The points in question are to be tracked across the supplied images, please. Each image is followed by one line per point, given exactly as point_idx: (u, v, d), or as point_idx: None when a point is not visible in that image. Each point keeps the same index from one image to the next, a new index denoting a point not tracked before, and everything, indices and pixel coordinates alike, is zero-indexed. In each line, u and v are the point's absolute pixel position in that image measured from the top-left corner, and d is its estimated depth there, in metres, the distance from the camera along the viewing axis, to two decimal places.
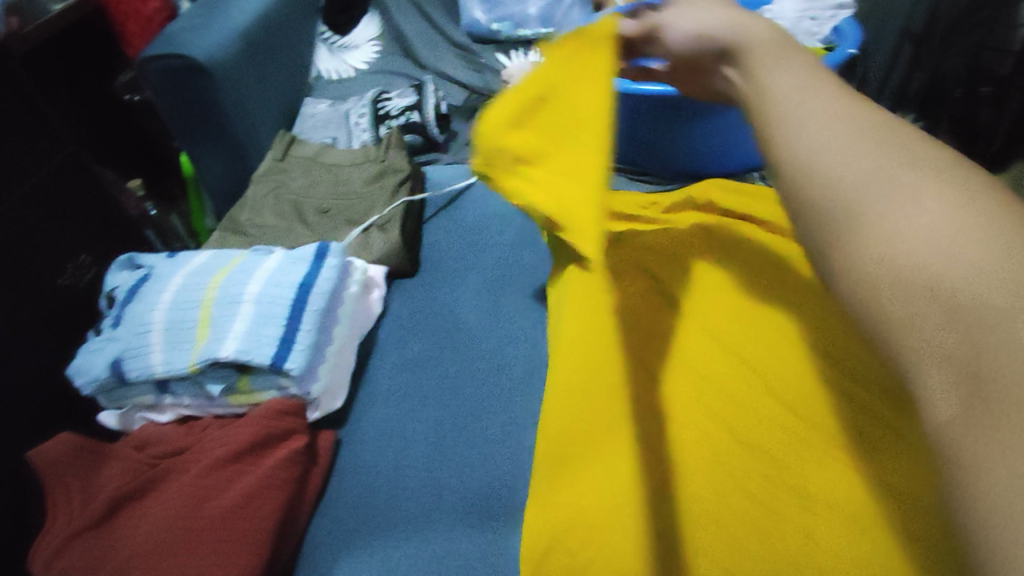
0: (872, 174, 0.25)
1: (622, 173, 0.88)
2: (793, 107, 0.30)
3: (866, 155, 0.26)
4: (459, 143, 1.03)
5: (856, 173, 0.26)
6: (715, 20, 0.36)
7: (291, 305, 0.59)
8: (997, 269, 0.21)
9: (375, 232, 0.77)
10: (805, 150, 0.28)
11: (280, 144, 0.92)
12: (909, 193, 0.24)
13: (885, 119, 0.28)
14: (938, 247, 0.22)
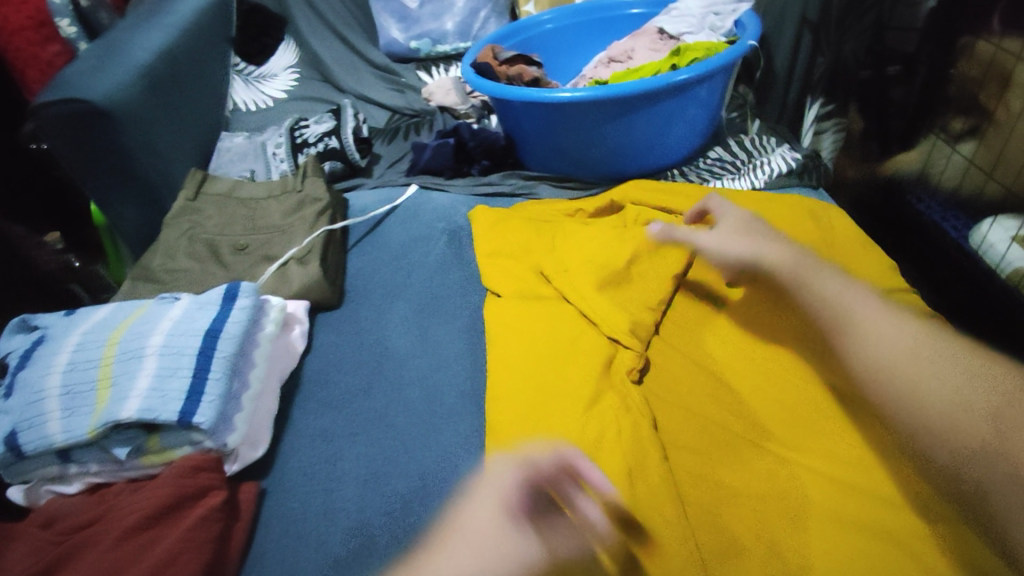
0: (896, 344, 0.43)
1: (546, 181, 0.87)
2: (841, 300, 0.48)
3: (888, 336, 0.45)
4: (382, 165, 1.01)
5: (887, 353, 0.44)
6: (760, 240, 0.58)
7: (198, 353, 0.56)
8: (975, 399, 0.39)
9: (294, 266, 0.74)
10: (864, 321, 0.46)
11: (192, 183, 0.88)
12: (879, 331, 0.45)
13: (880, 310, 0.47)
14: (952, 393, 0.39)
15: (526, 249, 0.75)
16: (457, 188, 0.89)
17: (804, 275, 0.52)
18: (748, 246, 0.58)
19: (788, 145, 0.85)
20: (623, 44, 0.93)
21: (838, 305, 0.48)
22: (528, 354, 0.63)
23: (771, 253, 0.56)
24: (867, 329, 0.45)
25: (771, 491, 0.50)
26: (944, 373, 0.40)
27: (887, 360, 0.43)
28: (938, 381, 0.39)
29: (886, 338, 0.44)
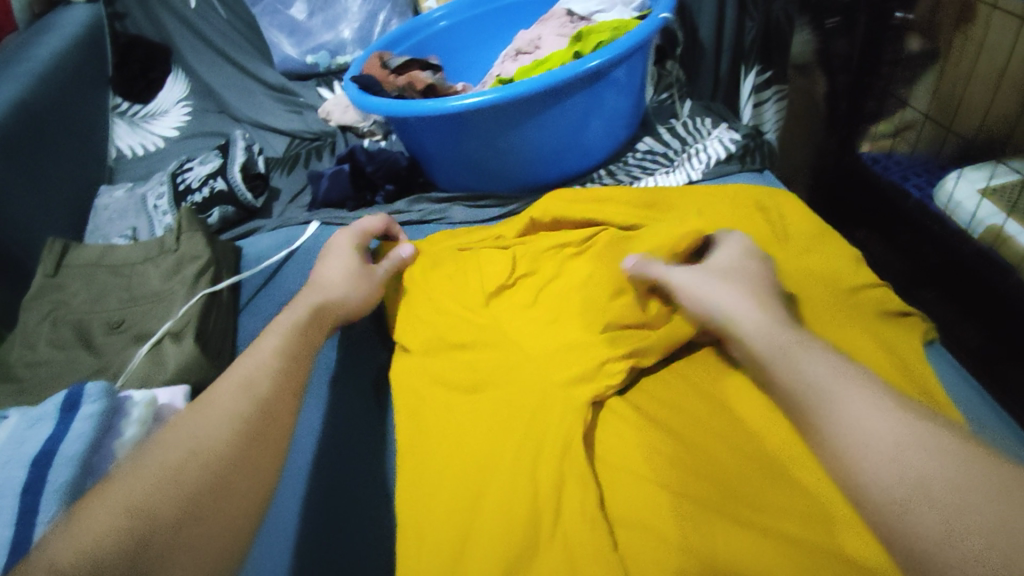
0: (829, 375, 0.35)
1: (460, 201, 0.77)
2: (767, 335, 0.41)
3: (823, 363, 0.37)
4: (282, 202, 0.90)
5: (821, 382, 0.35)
6: (754, 311, 0.44)
7: (20, 491, 0.44)
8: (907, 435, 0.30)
9: (168, 344, 0.63)
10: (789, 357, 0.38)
11: (50, 258, 0.75)
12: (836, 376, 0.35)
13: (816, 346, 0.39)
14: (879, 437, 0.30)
15: (432, 275, 0.65)
16: (360, 221, 0.77)
17: (780, 334, 0.40)
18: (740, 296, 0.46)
19: (724, 125, 0.75)
20: (530, 32, 0.82)
21: (799, 369, 0.37)
22: (454, 424, 0.53)
23: (759, 320, 0.43)
24: (849, 385, 0.34)
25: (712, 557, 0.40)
26: (930, 455, 0.28)
27: (870, 429, 0.31)
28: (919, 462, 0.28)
29: (865, 401, 0.33)
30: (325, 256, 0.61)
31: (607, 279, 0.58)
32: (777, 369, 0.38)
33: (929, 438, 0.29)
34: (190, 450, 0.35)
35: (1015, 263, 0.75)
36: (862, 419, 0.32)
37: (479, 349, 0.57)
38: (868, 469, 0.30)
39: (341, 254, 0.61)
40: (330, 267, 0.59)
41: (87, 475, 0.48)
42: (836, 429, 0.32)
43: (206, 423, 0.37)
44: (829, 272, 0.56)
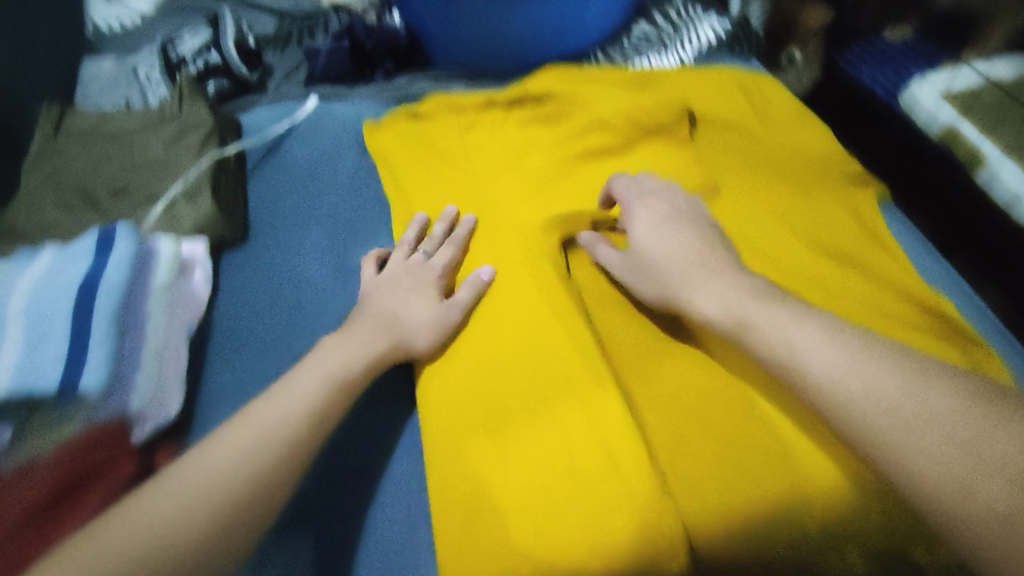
0: (796, 331, 0.42)
1: (458, 79, 0.79)
2: (703, 296, 0.47)
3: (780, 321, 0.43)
4: (277, 79, 0.90)
5: (783, 334, 0.42)
6: (713, 280, 0.48)
7: (69, 313, 0.48)
8: (884, 387, 0.37)
9: (183, 204, 0.65)
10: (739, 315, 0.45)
11: (49, 122, 0.75)
12: (805, 330, 0.41)
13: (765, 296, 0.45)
14: (863, 399, 0.37)
15: (437, 145, 0.70)
16: (363, 96, 0.79)
17: (769, 317, 0.43)
18: (672, 260, 0.50)
19: (715, 14, 0.78)
20: None
21: (794, 356, 0.41)
22: (451, 267, 0.59)
23: (704, 282, 0.48)
24: (820, 351, 0.40)
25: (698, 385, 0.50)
26: (958, 432, 0.34)
27: (867, 397, 0.37)
28: (958, 434, 0.34)
29: (858, 375, 0.38)
30: (385, 284, 0.56)
31: (569, 148, 0.65)
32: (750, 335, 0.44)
33: (902, 386, 0.37)
34: (285, 415, 0.43)
35: (964, 160, 0.86)
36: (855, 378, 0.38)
37: (483, 209, 0.63)
38: (875, 422, 0.36)
39: (412, 290, 0.55)
40: (403, 302, 0.54)
41: (127, 309, 0.52)
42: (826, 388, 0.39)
43: (301, 387, 0.45)
44: (803, 146, 0.62)
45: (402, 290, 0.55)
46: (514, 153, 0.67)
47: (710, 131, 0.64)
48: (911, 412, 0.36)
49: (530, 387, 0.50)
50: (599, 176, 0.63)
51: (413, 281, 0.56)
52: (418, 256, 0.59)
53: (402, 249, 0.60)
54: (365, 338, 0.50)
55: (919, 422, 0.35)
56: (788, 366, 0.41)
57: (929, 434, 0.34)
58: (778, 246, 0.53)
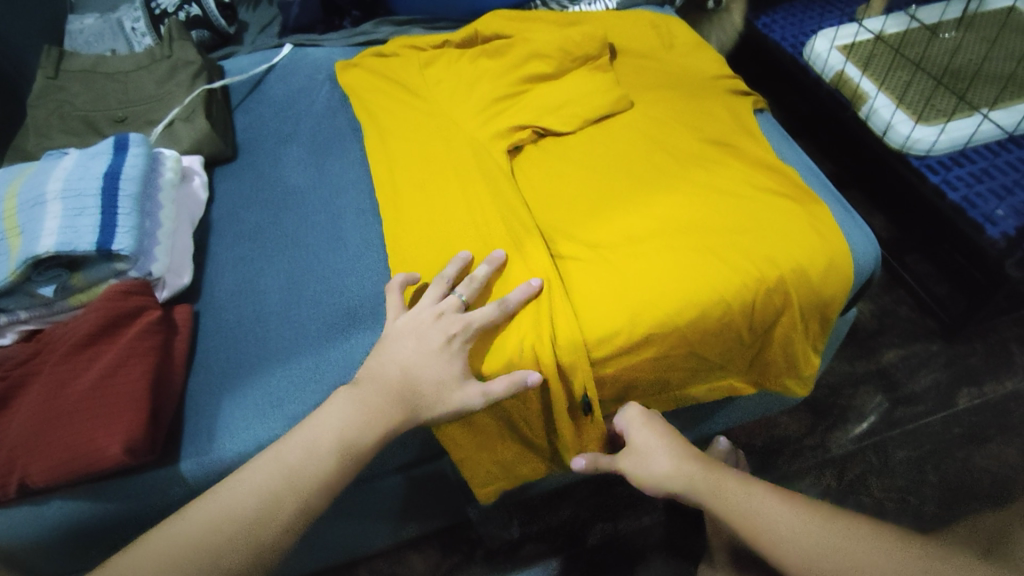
0: (749, 500, 0.53)
1: (417, 24, 0.90)
2: (693, 481, 0.55)
3: (737, 489, 0.54)
4: (253, 32, 1.00)
5: (743, 506, 0.53)
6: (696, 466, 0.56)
7: (102, 193, 0.59)
8: (817, 535, 0.49)
9: (180, 124, 0.75)
10: (716, 487, 0.54)
11: (49, 62, 0.84)
12: (757, 497, 0.53)
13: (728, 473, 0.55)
14: (803, 542, 0.49)
15: (401, 73, 0.81)
16: (333, 42, 0.90)
17: (725, 486, 0.54)
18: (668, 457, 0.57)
19: None
20: None
21: (764, 528, 0.51)
22: (414, 165, 0.71)
23: (701, 476, 0.55)
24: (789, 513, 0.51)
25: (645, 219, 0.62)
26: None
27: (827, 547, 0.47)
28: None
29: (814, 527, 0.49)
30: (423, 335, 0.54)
31: (512, 73, 0.78)
32: (725, 500, 0.53)
33: (829, 530, 0.49)
34: (344, 439, 0.51)
35: (849, 99, 1.03)
36: (798, 530, 0.49)
37: (440, 123, 0.75)
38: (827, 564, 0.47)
39: (441, 351, 0.53)
40: (423, 360, 0.53)
41: (146, 197, 0.63)
42: (778, 540, 0.50)
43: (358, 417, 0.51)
44: (699, 68, 0.76)
45: (427, 347, 0.54)
46: (465, 80, 0.78)
47: (627, 58, 0.78)
48: (847, 551, 0.47)
49: (486, 237, 0.63)
50: (538, 94, 0.75)
51: (439, 341, 0.54)
52: (452, 302, 0.57)
53: (436, 310, 0.56)
54: (379, 405, 0.52)
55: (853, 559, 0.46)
56: (757, 532, 0.51)
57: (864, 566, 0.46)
58: (675, 142, 0.68)
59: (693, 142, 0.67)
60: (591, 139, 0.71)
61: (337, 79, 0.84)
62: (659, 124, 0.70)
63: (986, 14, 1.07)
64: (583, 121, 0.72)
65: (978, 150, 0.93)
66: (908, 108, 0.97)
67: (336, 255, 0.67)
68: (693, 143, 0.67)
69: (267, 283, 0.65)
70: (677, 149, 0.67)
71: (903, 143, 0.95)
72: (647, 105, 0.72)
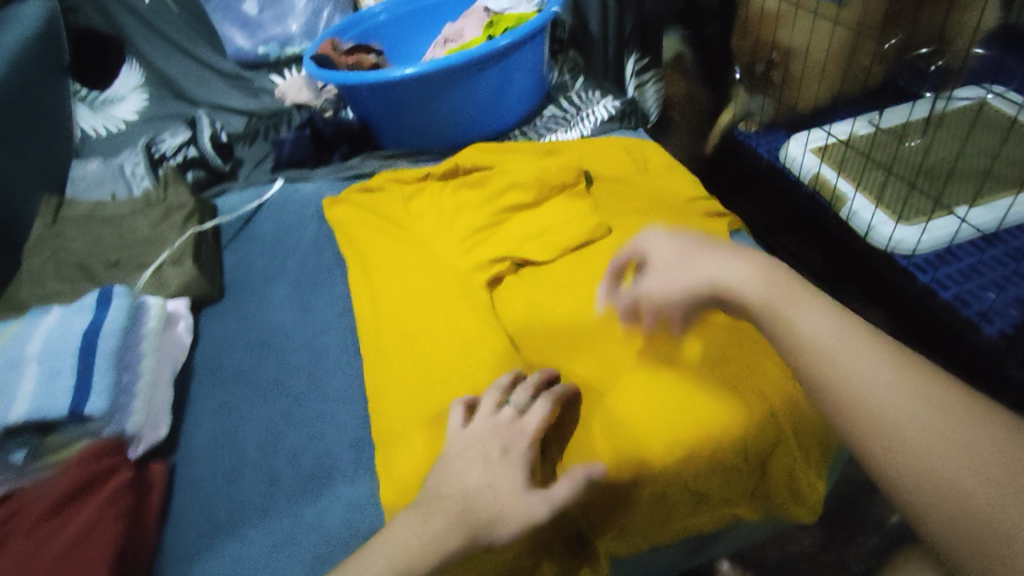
0: (798, 314, 0.42)
1: (403, 157, 0.94)
2: (727, 279, 0.45)
3: (793, 303, 0.42)
4: (247, 168, 1.05)
5: (796, 319, 0.41)
6: (721, 258, 0.46)
7: (78, 352, 0.59)
8: (886, 375, 0.37)
9: (168, 268, 0.77)
10: (807, 334, 0.40)
11: (48, 210, 0.87)
12: (815, 311, 0.42)
13: (796, 285, 0.44)
14: (872, 389, 0.37)
15: (386, 205, 0.84)
16: (323, 176, 0.94)
17: (777, 295, 0.43)
18: (676, 250, 0.49)
19: (608, 96, 0.96)
20: (455, 25, 1.02)
21: (853, 384, 0.37)
22: (397, 300, 0.71)
23: (757, 280, 0.44)
24: (799, 310, 0.42)
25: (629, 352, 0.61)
26: (953, 440, 0.34)
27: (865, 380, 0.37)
28: (940, 441, 0.34)
29: (817, 321, 0.41)
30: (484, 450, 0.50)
31: (489, 203, 0.80)
32: (773, 309, 0.42)
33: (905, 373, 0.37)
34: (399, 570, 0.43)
35: (829, 201, 1.05)
36: (872, 371, 0.38)
37: (418, 255, 0.76)
38: (891, 431, 0.35)
39: (500, 462, 0.49)
40: (486, 478, 0.48)
41: (126, 349, 0.63)
42: (843, 379, 0.38)
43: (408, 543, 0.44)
44: (672, 190, 0.78)
45: (488, 464, 0.49)
46: (446, 212, 0.81)
47: (601, 184, 0.81)
48: (921, 429, 0.35)
49: (465, 379, 0.61)
50: (519, 223, 0.77)
51: (496, 452, 0.50)
52: (507, 412, 0.53)
53: (489, 416, 0.53)
54: (442, 529, 0.45)
55: (927, 434, 0.34)
56: (815, 359, 0.39)
57: (941, 444, 0.34)
58: None
59: None
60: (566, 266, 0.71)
61: (324, 213, 0.87)
62: None
63: (955, 111, 1.08)
64: (562, 250, 0.72)
65: (962, 247, 0.93)
66: (889, 210, 0.98)
67: (320, 396, 0.66)
68: None
69: (246, 432, 0.64)
70: None
71: (888, 243, 0.96)
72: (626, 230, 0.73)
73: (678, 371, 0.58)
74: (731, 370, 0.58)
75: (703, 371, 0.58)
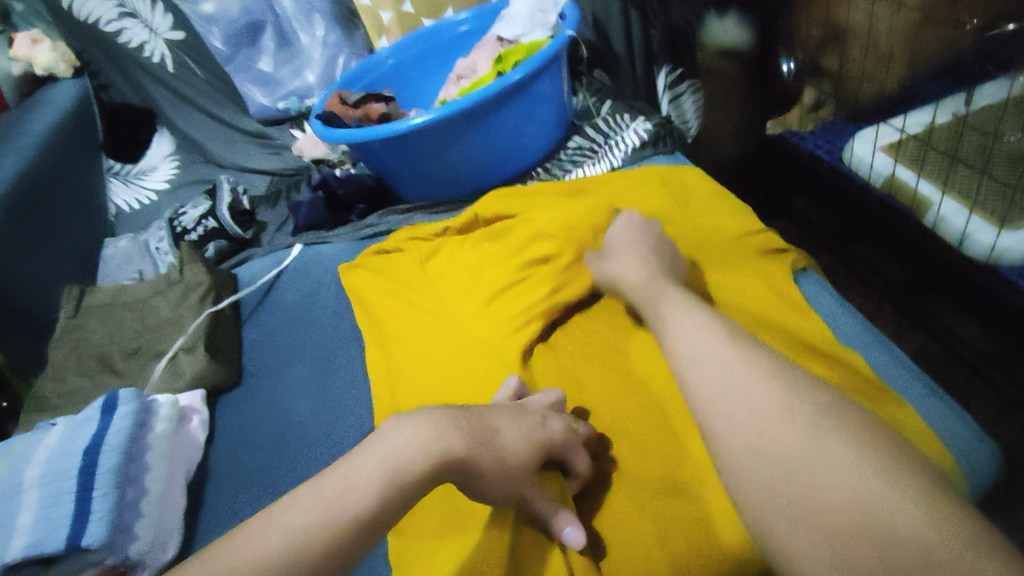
0: (692, 322, 0.49)
1: (421, 210, 0.88)
2: (633, 280, 0.58)
3: (676, 303, 0.52)
4: (269, 231, 1.01)
5: (680, 323, 0.50)
6: (633, 260, 0.60)
7: (78, 474, 0.54)
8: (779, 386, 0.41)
9: (182, 356, 0.73)
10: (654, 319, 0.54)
11: (70, 301, 0.86)
12: (685, 317, 0.50)
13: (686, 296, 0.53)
14: (739, 385, 0.43)
15: (405, 269, 0.77)
16: (340, 238, 0.89)
17: (663, 293, 0.54)
18: (624, 263, 0.61)
19: (640, 118, 0.86)
20: (467, 60, 0.95)
21: (691, 365, 0.46)
22: (421, 383, 0.64)
23: (650, 280, 0.57)
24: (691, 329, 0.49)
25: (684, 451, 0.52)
26: (776, 427, 0.39)
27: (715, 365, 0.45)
28: (768, 420, 0.40)
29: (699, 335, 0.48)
30: (496, 410, 0.48)
31: (516, 257, 0.71)
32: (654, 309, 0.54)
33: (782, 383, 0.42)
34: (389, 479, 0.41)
35: (908, 206, 0.90)
36: (729, 369, 0.44)
37: (440, 325, 0.68)
38: (734, 420, 0.41)
39: (529, 425, 0.48)
40: (512, 429, 0.47)
41: (131, 461, 0.58)
42: (707, 378, 0.44)
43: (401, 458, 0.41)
44: (720, 225, 0.68)
45: (522, 420, 0.48)
46: (468, 271, 0.73)
47: None
48: (767, 408, 0.40)
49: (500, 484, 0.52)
50: (551, 277, 0.68)
51: (535, 420, 0.49)
52: (545, 396, 0.53)
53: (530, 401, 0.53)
54: (453, 437, 0.43)
55: (771, 417, 0.40)
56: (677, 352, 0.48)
57: (788, 441, 0.38)
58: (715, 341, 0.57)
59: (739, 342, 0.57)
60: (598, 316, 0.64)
61: (342, 280, 0.81)
62: None
63: None
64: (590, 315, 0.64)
65: None
66: (985, 213, 0.81)
67: None
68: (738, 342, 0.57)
69: None
70: None
71: (988, 254, 0.80)
72: None
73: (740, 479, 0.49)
74: None
75: None
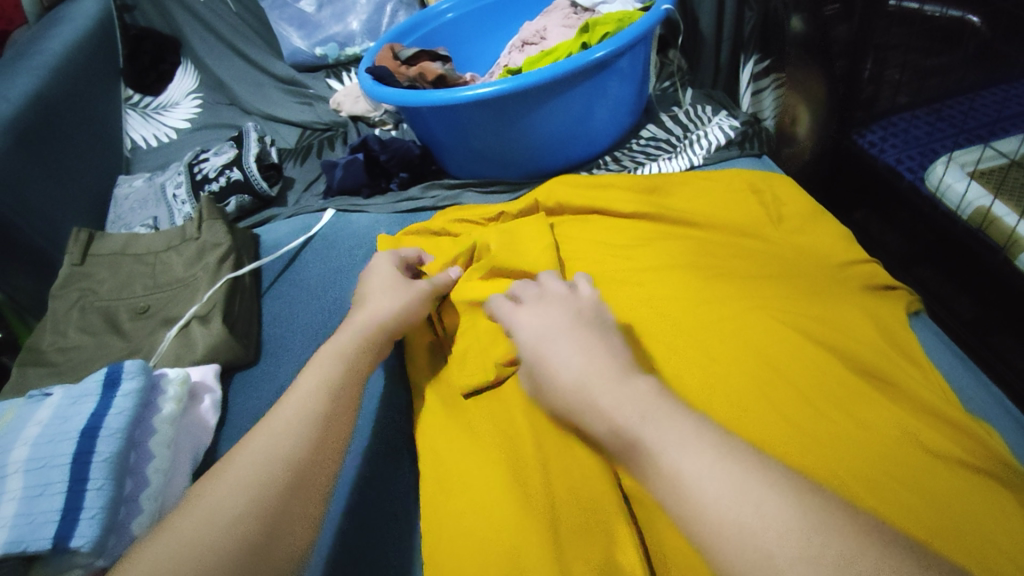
0: (583, 354, 0.42)
1: (470, 188, 0.80)
2: (541, 344, 0.44)
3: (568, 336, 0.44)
4: (296, 191, 0.93)
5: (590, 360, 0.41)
6: (553, 316, 0.46)
7: (70, 462, 0.47)
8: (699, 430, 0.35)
9: (195, 325, 0.66)
10: (546, 358, 0.43)
11: (76, 246, 0.78)
12: (620, 387, 0.38)
13: (603, 327, 0.45)
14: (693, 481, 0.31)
15: (451, 245, 0.70)
16: (378, 207, 0.81)
17: (593, 365, 0.40)
18: (549, 327, 0.45)
19: (723, 112, 0.80)
20: (536, 24, 0.85)
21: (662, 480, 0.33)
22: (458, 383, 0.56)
23: (562, 322, 0.46)
24: (691, 451, 0.33)
25: (788, 421, 0.45)
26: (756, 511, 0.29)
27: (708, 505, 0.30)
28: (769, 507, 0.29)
29: (700, 459, 0.32)
30: (374, 289, 0.57)
31: (576, 254, 0.64)
32: (571, 388, 0.40)
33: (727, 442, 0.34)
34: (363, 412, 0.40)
35: (1001, 243, 0.73)
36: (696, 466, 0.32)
37: (483, 314, 0.60)
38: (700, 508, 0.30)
39: (392, 285, 0.58)
40: (380, 292, 0.57)
41: (131, 448, 0.51)
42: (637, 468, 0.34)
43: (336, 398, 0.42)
44: (822, 250, 0.60)
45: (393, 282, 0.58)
46: (502, 249, 0.64)
47: (715, 235, 0.64)
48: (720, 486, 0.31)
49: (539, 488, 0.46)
50: (618, 279, 0.60)
51: (402, 284, 0.58)
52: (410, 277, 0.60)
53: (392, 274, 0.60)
54: (347, 337, 0.51)
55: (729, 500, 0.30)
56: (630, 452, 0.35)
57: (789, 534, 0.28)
58: (824, 337, 0.51)
59: (858, 356, 0.50)
60: (671, 307, 0.56)
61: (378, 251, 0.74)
62: (803, 309, 0.54)
63: None
64: (663, 301, 0.56)
65: None
66: None
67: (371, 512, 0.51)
68: (860, 357, 0.50)
69: None
70: (832, 346, 0.50)
71: None
72: (772, 292, 0.55)
73: (853, 470, 0.42)
74: (922, 496, 0.40)
75: (881, 477, 0.41)
